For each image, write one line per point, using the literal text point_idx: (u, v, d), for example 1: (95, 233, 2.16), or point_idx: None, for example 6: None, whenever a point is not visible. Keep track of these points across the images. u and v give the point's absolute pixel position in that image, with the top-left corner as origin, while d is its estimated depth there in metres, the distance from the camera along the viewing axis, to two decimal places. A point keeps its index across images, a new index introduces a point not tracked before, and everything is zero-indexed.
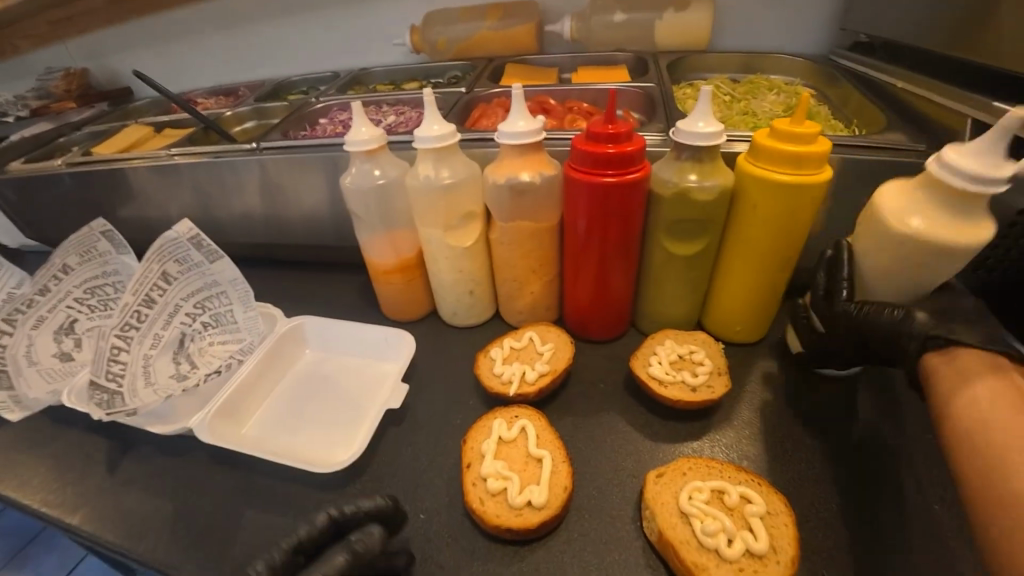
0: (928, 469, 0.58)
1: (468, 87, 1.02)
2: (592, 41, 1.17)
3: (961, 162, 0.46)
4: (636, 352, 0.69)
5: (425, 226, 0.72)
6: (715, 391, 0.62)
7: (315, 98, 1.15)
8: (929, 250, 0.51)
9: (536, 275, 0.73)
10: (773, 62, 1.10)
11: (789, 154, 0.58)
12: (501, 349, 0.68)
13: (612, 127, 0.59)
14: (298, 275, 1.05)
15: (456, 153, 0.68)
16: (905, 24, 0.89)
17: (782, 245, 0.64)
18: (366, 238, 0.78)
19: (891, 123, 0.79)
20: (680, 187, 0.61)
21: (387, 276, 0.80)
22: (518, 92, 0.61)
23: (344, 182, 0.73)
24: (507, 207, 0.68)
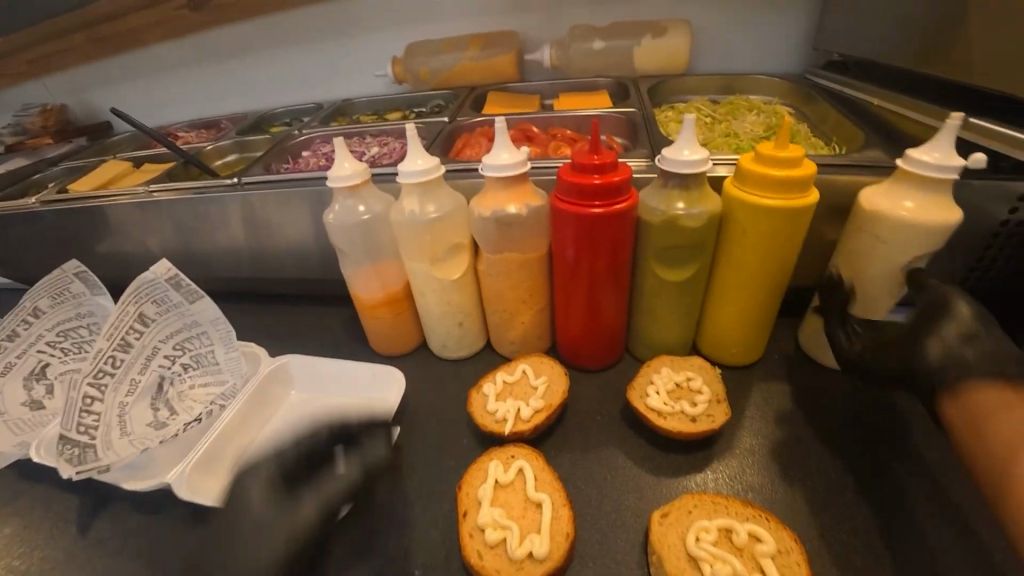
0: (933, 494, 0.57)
1: (452, 116, 1.02)
2: (573, 67, 1.18)
3: (923, 154, 0.59)
4: (633, 381, 0.67)
5: (411, 260, 0.70)
6: (715, 421, 0.61)
7: (297, 130, 1.14)
8: (919, 229, 0.60)
9: (527, 306, 0.72)
10: (751, 83, 1.13)
11: (775, 180, 0.58)
12: (494, 384, 0.66)
13: (597, 158, 0.59)
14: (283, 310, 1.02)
15: (441, 187, 0.67)
16: (877, 46, 0.91)
17: (772, 268, 0.64)
18: (350, 274, 0.76)
19: (871, 140, 0.80)
20: (669, 215, 0.60)
21: (374, 311, 0.78)
22: (501, 125, 0.61)
23: (327, 218, 0.72)
24: (494, 239, 0.67)
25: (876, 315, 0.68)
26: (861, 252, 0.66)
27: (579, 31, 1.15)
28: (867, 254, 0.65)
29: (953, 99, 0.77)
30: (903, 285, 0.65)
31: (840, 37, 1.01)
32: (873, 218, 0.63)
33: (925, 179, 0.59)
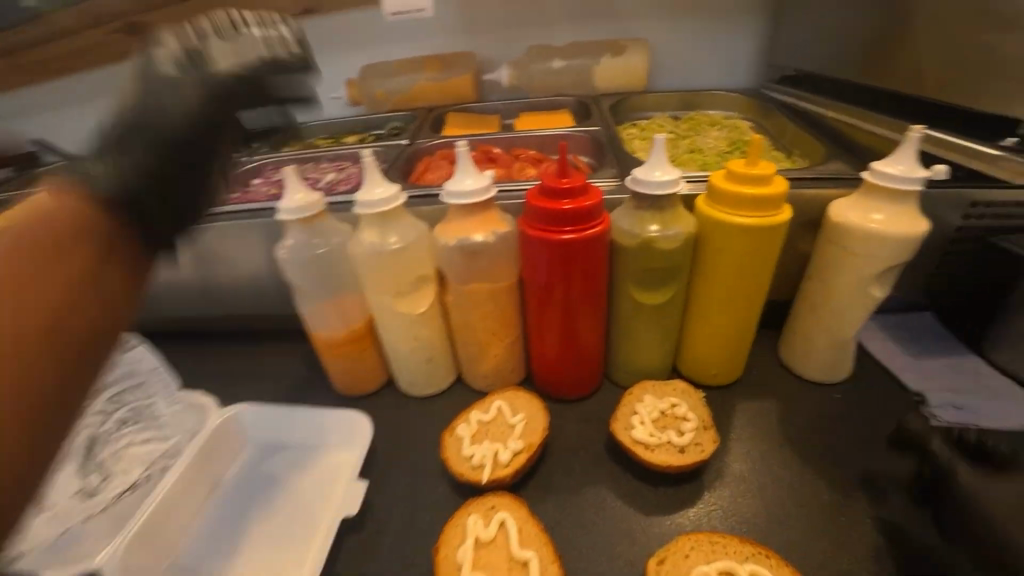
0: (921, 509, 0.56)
1: (411, 139, 0.98)
2: (534, 86, 1.17)
3: (888, 167, 0.60)
4: (615, 411, 0.64)
5: (374, 294, 0.65)
6: (704, 450, 0.58)
7: (247, 156, 1.08)
8: (888, 242, 0.60)
9: (499, 337, 0.68)
10: (708, 98, 1.14)
11: (747, 198, 0.57)
12: (468, 425, 0.62)
13: (566, 182, 0.56)
14: (234, 350, 0.93)
15: (403, 216, 0.63)
16: (826, 63, 0.94)
17: (749, 287, 0.63)
18: (307, 312, 0.70)
19: (831, 153, 0.81)
20: (643, 238, 0.58)
21: (335, 350, 0.72)
22: (463, 149, 0.58)
23: (279, 254, 0.66)
24: (462, 269, 0.63)
25: (851, 328, 0.68)
26: (831, 267, 0.66)
27: (538, 51, 1.15)
28: (837, 270, 0.65)
29: (903, 111, 0.80)
30: (876, 298, 0.65)
31: (791, 54, 1.04)
32: (843, 230, 0.63)
33: (893, 191, 0.60)
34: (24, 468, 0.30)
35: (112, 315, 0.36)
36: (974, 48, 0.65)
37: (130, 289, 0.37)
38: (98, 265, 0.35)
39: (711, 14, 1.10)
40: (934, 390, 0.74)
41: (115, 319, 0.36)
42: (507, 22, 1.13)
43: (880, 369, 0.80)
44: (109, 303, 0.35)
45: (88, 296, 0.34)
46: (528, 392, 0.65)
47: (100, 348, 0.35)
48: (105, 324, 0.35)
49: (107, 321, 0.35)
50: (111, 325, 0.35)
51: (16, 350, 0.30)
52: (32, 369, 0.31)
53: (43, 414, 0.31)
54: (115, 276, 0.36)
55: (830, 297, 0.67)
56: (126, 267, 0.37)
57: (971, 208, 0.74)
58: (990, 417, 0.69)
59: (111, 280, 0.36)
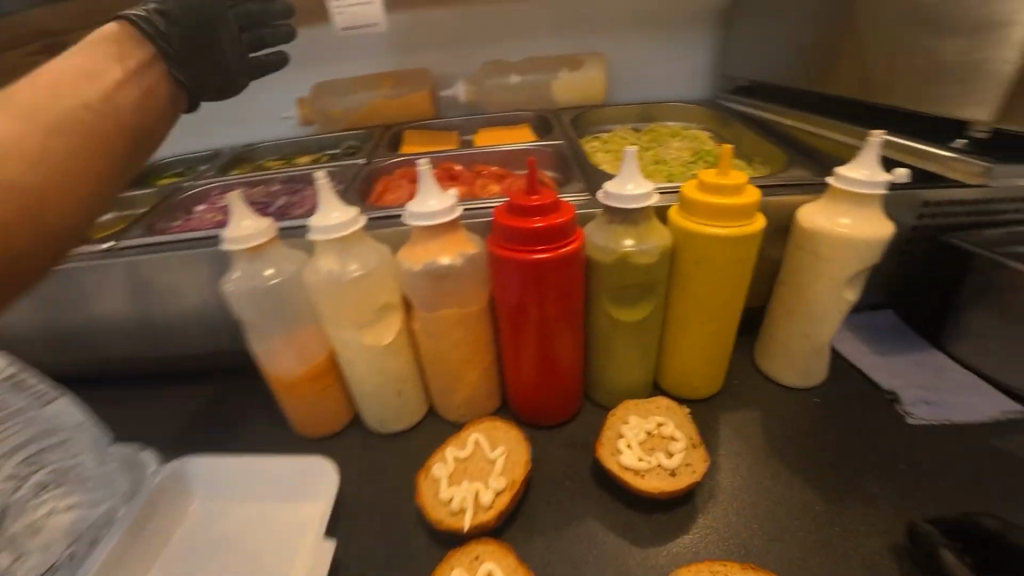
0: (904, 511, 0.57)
1: (369, 158, 0.94)
2: (492, 101, 1.15)
3: (852, 172, 0.60)
4: (600, 436, 0.61)
5: (334, 327, 0.60)
6: (695, 471, 0.56)
7: (190, 181, 1.00)
8: (858, 245, 0.61)
9: (472, 364, 0.64)
10: (666, 110, 1.16)
11: (720, 208, 0.56)
12: (445, 463, 0.57)
13: (536, 199, 0.53)
14: (179, 393, 0.85)
15: (363, 242, 0.58)
16: (777, 73, 0.97)
17: (727, 297, 0.62)
18: (260, 349, 0.64)
19: (792, 160, 0.83)
20: (619, 253, 0.56)
21: (294, 389, 0.66)
22: (425, 167, 0.54)
23: (226, 287, 0.60)
24: (430, 295, 0.59)
25: (826, 332, 0.68)
26: (803, 273, 0.66)
27: (494, 67, 1.13)
28: (809, 275, 0.65)
29: (853, 117, 0.82)
30: (849, 301, 0.65)
31: (742, 65, 1.06)
32: (813, 236, 0.63)
33: (859, 196, 0.60)
34: (97, 169, 0.48)
35: (148, 105, 0.55)
36: (918, 55, 0.67)
37: (173, 101, 0.60)
38: (147, 66, 0.57)
39: (664, 28, 1.12)
40: (904, 386, 0.75)
41: (163, 117, 0.57)
42: (460, 37, 1.11)
43: (852, 369, 0.80)
44: (149, 112, 0.55)
45: (141, 88, 0.55)
46: (506, 421, 0.61)
47: (149, 134, 0.55)
48: (144, 123, 0.54)
49: (159, 108, 0.57)
50: (154, 123, 0.55)
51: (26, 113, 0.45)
52: (88, 116, 0.48)
53: (111, 146, 0.49)
54: (154, 74, 0.57)
55: (804, 302, 0.67)
56: (164, 76, 0.59)
57: (924, 207, 0.76)
58: (957, 412, 0.71)
59: (144, 101, 0.54)
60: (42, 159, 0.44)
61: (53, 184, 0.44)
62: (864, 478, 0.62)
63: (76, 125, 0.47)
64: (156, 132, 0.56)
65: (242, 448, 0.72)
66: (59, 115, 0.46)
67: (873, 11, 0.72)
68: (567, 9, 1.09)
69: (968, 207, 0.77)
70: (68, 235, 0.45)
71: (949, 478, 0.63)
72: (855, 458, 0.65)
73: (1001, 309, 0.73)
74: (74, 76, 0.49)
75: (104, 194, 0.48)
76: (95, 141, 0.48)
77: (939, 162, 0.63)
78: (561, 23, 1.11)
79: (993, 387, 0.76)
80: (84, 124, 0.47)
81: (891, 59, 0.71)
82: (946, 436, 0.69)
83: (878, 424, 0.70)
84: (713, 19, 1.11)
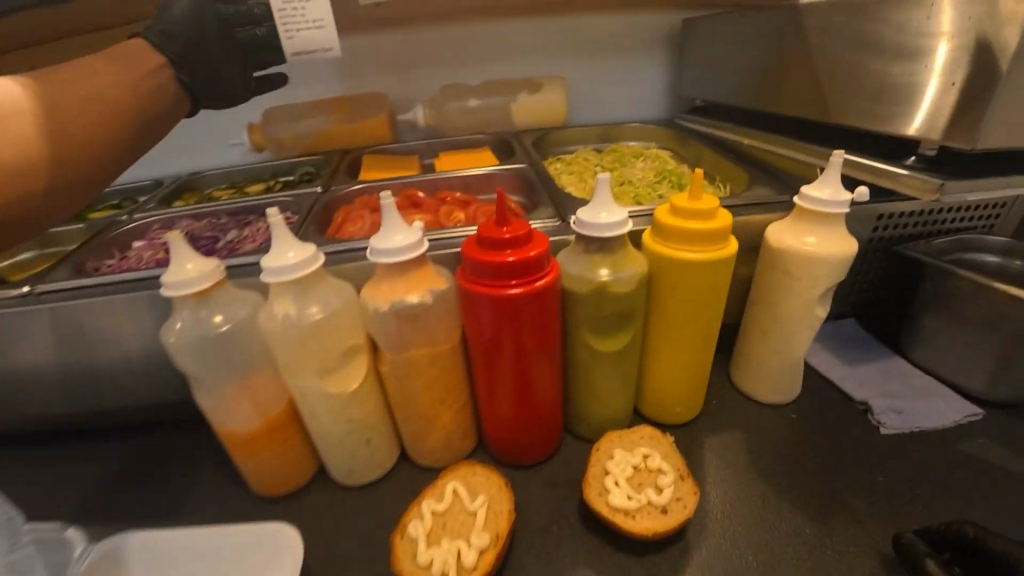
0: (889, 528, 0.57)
1: (326, 186, 0.89)
2: (451, 125, 1.13)
3: (817, 191, 0.61)
4: (585, 474, 0.58)
5: (293, 376, 0.55)
6: (687, 505, 0.54)
7: (127, 214, 0.92)
8: (826, 263, 0.61)
9: (446, 406, 0.60)
10: (627, 130, 1.17)
11: (693, 233, 0.55)
12: (421, 520, 0.52)
13: (507, 231, 0.50)
14: (116, 452, 0.76)
15: (322, 282, 0.54)
16: (731, 93, 0.99)
17: (704, 321, 0.61)
18: (210, 404, 0.58)
19: (754, 179, 0.85)
20: (596, 283, 0.54)
21: (250, 444, 0.60)
22: (388, 200, 0.50)
23: (167, 338, 0.54)
24: (398, 336, 0.54)
25: (800, 349, 0.69)
26: (776, 291, 0.66)
27: (452, 91, 1.11)
28: (781, 294, 0.65)
29: (807, 135, 0.85)
30: (820, 317, 0.66)
31: (697, 85, 1.09)
32: (783, 255, 0.63)
33: (824, 215, 0.61)
34: (100, 150, 0.52)
35: (164, 103, 0.59)
36: (863, 75, 0.69)
37: (181, 103, 0.63)
38: (162, 69, 0.60)
39: (620, 51, 1.14)
40: (874, 396, 0.75)
41: (171, 117, 0.61)
42: (417, 60, 1.09)
43: (823, 380, 0.81)
44: (161, 110, 0.59)
45: (157, 88, 0.59)
46: (485, 467, 0.57)
47: (156, 130, 0.59)
48: (159, 115, 0.58)
49: (168, 108, 0.60)
50: (165, 118, 0.59)
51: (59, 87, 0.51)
52: (113, 103, 0.53)
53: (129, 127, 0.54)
54: (166, 78, 0.60)
55: (777, 321, 0.67)
56: (173, 80, 0.61)
57: (879, 220, 0.79)
58: (925, 418, 0.72)
59: (160, 96, 0.59)
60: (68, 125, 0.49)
61: (57, 156, 0.48)
62: (847, 493, 0.62)
63: (100, 108, 0.52)
64: (163, 125, 0.60)
65: (190, 514, 0.65)
66: (83, 103, 0.51)
67: (817, 34, 0.75)
68: (523, 32, 1.09)
69: (912, 219, 0.81)
70: (65, 196, 0.49)
71: (925, 485, 0.63)
72: (836, 474, 0.64)
73: (950, 316, 0.75)
74: (110, 71, 0.54)
75: (112, 164, 0.53)
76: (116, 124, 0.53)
77: (894, 179, 0.65)
78: (518, 46, 1.11)
79: (951, 391, 0.77)
80: (107, 108, 0.52)
81: (839, 79, 0.73)
82: (918, 443, 0.70)
83: (854, 435, 0.71)
84: (666, 41, 1.14)
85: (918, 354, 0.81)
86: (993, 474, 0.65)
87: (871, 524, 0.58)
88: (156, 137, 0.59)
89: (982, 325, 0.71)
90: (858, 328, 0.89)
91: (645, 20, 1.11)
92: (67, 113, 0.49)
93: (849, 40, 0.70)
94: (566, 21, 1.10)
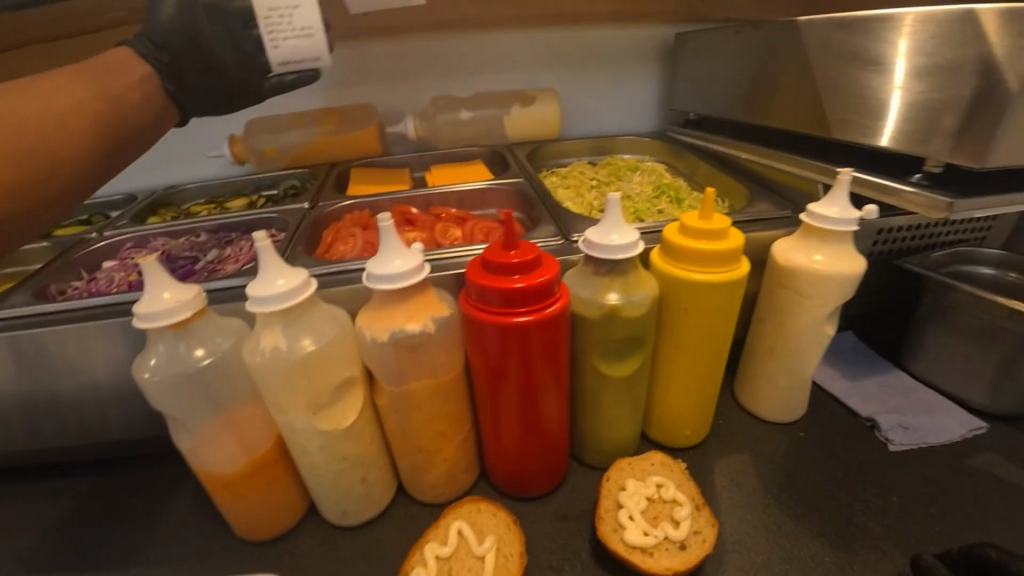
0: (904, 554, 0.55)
1: (313, 202, 0.84)
2: (441, 138, 1.10)
3: (824, 209, 0.60)
4: (597, 509, 0.55)
5: (282, 412, 0.50)
6: (705, 539, 0.51)
7: (96, 232, 0.86)
8: (836, 281, 0.60)
9: (448, 438, 0.56)
10: (621, 143, 1.16)
11: (705, 253, 0.53)
12: (425, 567, 0.48)
13: (515, 254, 0.48)
14: (85, 490, 0.70)
15: (314, 311, 0.50)
16: (724, 106, 0.99)
17: (715, 344, 0.58)
18: (189, 445, 0.53)
19: (753, 194, 0.84)
20: (607, 307, 0.52)
21: (234, 486, 0.55)
22: (387, 223, 0.47)
23: (140, 375, 0.50)
24: (397, 368, 0.51)
25: (809, 367, 0.67)
26: (784, 311, 0.64)
27: (442, 102, 1.08)
28: (789, 313, 0.64)
29: (804, 149, 0.84)
30: (829, 335, 0.64)
31: (690, 98, 1.08)
32: (792, 273, 0.62)
33: (833, 233, 0.60)
34: (77, 159, 0.50)
35: (150, 115, 0.58)
36: (862, 91, 0.68)
37: (167, 113, 0.62)
38: (148, 79, 0.59)
39: (614, 63, 1.13)
40: (880, 411, 0.74)
41: (157, 128, 0.60)
42: (406, 71, 1.06)
43: (826, 396, 0.80)
44: (147, 122, 0.57)
45: (143, 98, 0.58)
46: (491, 503, 0.54)
47: (141, 142, 0.57)
48: (145, 128, 0.57)
49: (155, 118, 0.59)
50: (149, 130, 0.58)
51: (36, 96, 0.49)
52: (95, 115, 0.51)
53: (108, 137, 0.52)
54: (152, 88, 0.59)
55: (786, 340, 0.66)
56: (159, 90, 0.60)
57: (878, 234, 0.79)
58: (932, 433, 0.71)
59: (146, 107, 0.58)
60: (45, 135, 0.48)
61: (32, 166, 0.47)
62: (862, 516, 0.60)
63: (82, 119, 0.50)
64: (147, 136, 0.58)
65: (168, 560, 0.60)
66: (63, 114, 0.49)
67: (814, 50, 0.75)
68: (515, 43, 1.08)
69: (908, 233, 0.80)
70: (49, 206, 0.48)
71: (938, 504, 0.62)
72: (849, 495, 0.63)
73: (951, 330, 0.74)
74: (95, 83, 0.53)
75: (93, 174, 0.52)
76: (96, 136, 0.51)
77: (899, 197, 0.64)
78: (510, 57, 1.09)
79: (954, 405, 0.76)
80: (88, 118, 0.51)
81: (837, 95, 0.72)
82: (927, 459, 0.68)
83: (863, 453, 0.69)
84: (658, 54, 1.14)
85: (919, 368, 0.80)
86: (1004, 490, 0.64)
87: (890, 549, 0.56)
88: (140, 150, 0.58)
89: (983, 339, 0.71)
90: (857, 341, 0.89)
91: (637, 33, 1.11)
92: (46, 123, 0.48)
93: (847, 56, 0.70)
94: (557, 32, 1.08)
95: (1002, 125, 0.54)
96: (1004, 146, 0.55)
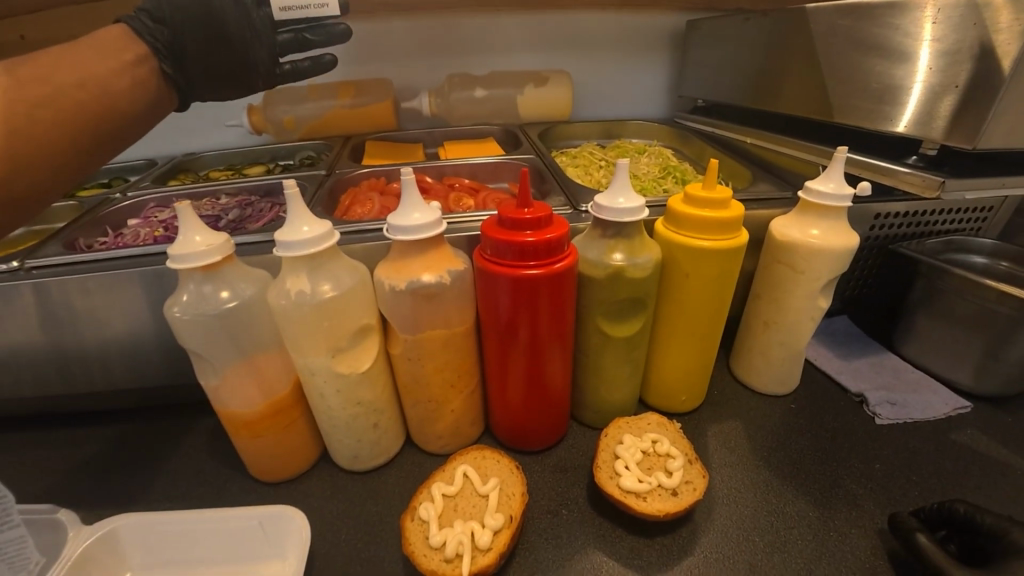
0: (878, 512, 0.59)
1: (330, 169, 0.87)
2: (455, 115, 1.12)
3: (820, 185, 0.62)
4: (595, 460, 0.58)
5: (303, 355, 0.54)
6: (697, 488, 0.55)
7: (120, 192, 0.89)
8: (831, 253, 0.63)
9: (456, 390, 0.60)
10: (631, 127, 1.18)
11: (707, 221, 0.56)
12: (432, 503, 0.52)
13: (528, 212, 0.50)
14: (109, 430, 0.74)
15: (336, 261, 0.53)
16: (733, 94, 1.01)
17: (713, 310, 0.62)
18: (214, 384, 0.56)
19: (756, 175, 0.86)
20: (612, 267, 0.55)
21: (254, 427, 0.59)
22: (407, 177, 0.50)
23: (171, 313, 0.53)
24: (412, 317, 0.54)
25: (803, 338, 0.70)
26: (779, 284, 0.67)
27: (458, 79, 1.10)
28: (784, 287, 0.67)
29: (810, 135, 0.87)
30: (823, 309, 0.67)
31: (700, 85, 1.10)
32: (788, 247, 0.65)
33: (829, 208, 0.62)
34: (77, 139, 0.51)
35: (143, 101, 0.56)
36: (871, 78, 0.70)
37: (164, 98, 0.59)
38: (145, 61, 0.57)
39: (625, 47, 1.15)
40: (870, 388, 0.77)
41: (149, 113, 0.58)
42: (421, 48, 1.09)
43: (819, 373, 0.83)
44: (139, 107, 0.56)
45: (134, 82, 0.55)
46: (495, 451, 0.58)
47: (133, 126, 0.56)
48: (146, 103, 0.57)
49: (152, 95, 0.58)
50: (142, 116, 0.56)
51: (33, 76, 0.49)
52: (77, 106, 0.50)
53: (107, 116, 0.52)
54: (148, 73, 0.57)
55: (780, 314, 0.69)
56: (155, 74, 0.58)
57: (875, 218, 0.81)
58: (918, 410, 0.74)
59: (138, 92, 0.55)
60: (42, 117, 0.48)
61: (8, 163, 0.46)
62: (847, 480, 0.63)
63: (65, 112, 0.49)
64: (140, 122, 0.56)
65: (188, 495, 0.63)
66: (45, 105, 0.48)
67: (821, 37, 0.77)
68: (529, 25, 1.10)
69: (905, 219, 0.83)
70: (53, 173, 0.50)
71: (920, 473, 0.65)
72: (835, 461, 0.66)
73: (940, 313, 0.77)
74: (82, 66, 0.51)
75: (97, 150, 0.53)
76: (80, 130, 0.50)
77: (896, 177, 0.68)
78: (523, 39, 1.11)
79: (942, 385, 0.79)
80: (72, 110, 0.50)
81: (844, 83, 0.75)
82: (911, 433, 0.72)
83: (853, 426, 0.72)
84: (669, 40, 1.16)
85: (909, 350, 0.83)
86: (982, 462, 0.67)
87: (870, 510, 0.59)
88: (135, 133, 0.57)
89: (973, 322, 0.73)
90: (851, 325, 0.92)
91: (650, 19, 1.13)
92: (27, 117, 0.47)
93: (857, 43, 0.71)
94: (570, 16, 1.10)
95: (991, 110, 0.57)
96: (994, 128, 0.58)
